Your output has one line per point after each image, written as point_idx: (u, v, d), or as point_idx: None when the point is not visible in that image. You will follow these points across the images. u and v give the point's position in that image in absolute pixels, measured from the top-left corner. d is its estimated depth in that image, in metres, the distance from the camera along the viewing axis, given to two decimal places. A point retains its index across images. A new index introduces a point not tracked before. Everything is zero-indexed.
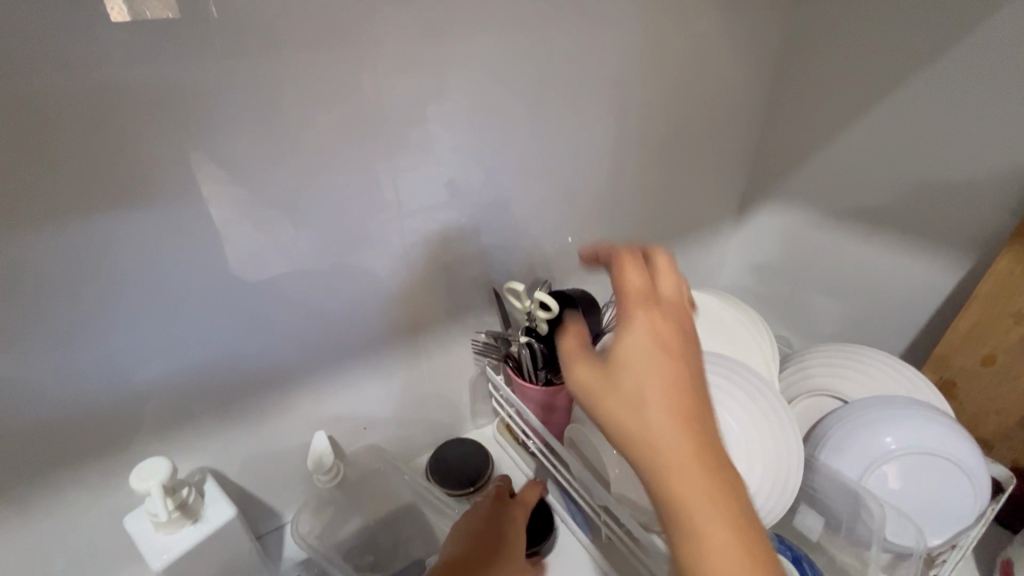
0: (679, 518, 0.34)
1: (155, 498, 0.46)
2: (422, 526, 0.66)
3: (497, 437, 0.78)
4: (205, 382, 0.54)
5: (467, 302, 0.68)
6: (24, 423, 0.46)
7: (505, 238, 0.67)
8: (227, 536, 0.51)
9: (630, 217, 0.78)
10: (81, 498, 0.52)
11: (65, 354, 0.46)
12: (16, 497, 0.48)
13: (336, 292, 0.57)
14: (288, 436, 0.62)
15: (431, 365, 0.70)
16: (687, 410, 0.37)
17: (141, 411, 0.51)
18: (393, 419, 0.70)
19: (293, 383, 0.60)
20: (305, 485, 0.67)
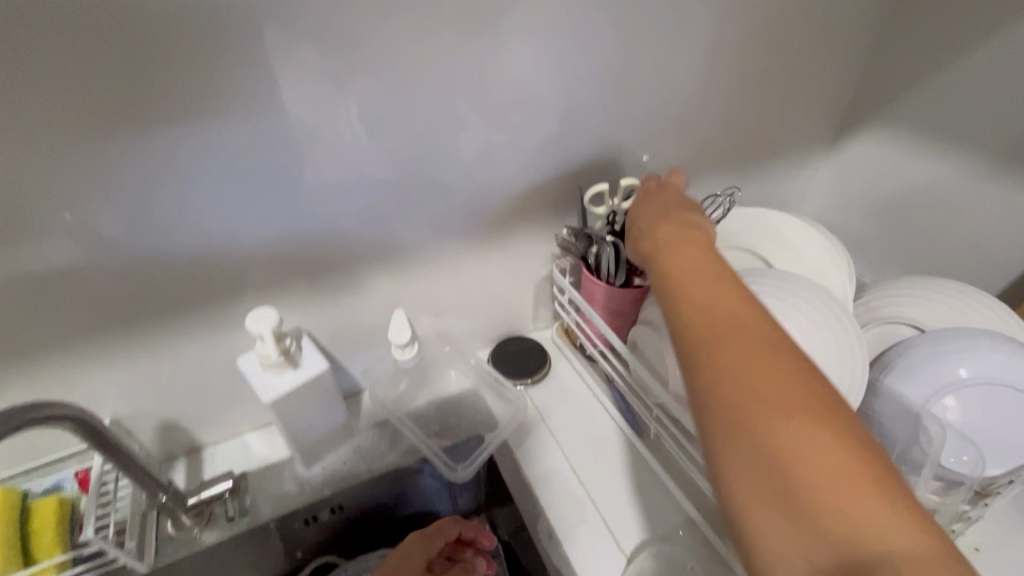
0: (681, 293, 0.42)
1: (265, 341, 0.52)
2: (483, 408, 0.73)
3: (555, 341, 0.81)
4: (303, 252, 0.59)
5: (541, 203, 0.69)
6: (161, 268, 0.53)
7: (589, 142, 0.66)
8: (319, 386, 0.58)
9: (719, 135, 0.75)
10: (203, 336, 0.60)
11: (187, 213, 0.51)
12: (154, 328, 0.57)
13: (420, 178, 0.60)
14: (370, 309, 0.68)
15: (502, 261, 0.73)
16: (696, 245, 0.46)
17: (249, 269, 0.58)
18: (463, 310, 0.75)
19: (378, 261, 0.64)
20: (384, 358, 0.73)
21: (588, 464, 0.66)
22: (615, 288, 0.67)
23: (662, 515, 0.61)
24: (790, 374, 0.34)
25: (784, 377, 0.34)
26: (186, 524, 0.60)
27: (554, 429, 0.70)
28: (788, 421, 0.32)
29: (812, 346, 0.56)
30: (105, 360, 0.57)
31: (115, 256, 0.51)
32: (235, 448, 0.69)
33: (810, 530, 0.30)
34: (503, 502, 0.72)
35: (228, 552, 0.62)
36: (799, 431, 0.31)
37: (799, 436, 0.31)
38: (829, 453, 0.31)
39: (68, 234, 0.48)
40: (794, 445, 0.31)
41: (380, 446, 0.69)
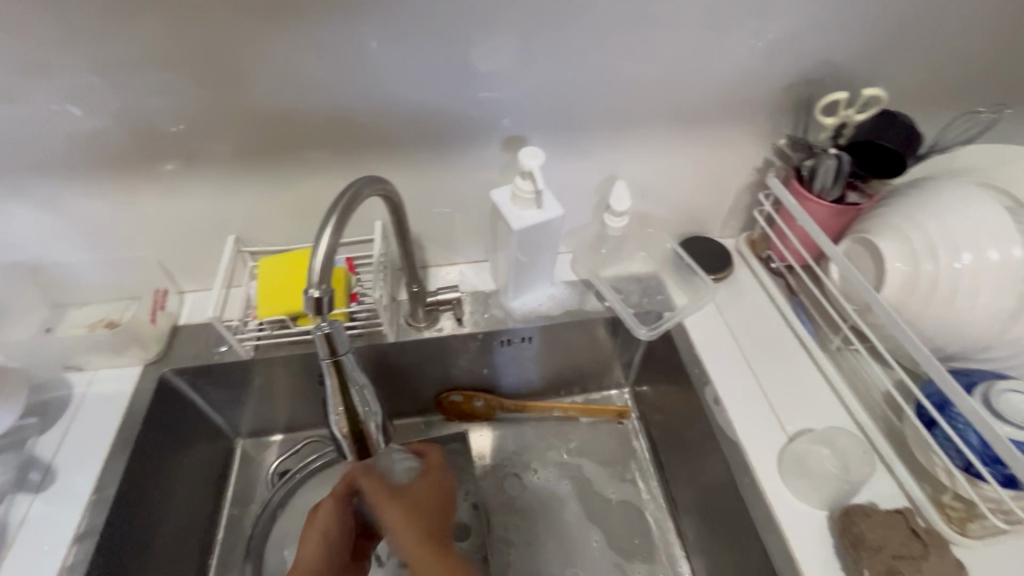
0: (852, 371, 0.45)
1: (528, 174, 0.63)
2: (663, 290, 0.79)
3: (739, 250, 0.84)
4: (557, 117, 0.68)
5: (778, 110, 0.70)
6: (456, 106, 0.65)
7: (849, 52, 0.65)
8: (549, 229, 0.68)
9: (993, 68, 0.68)
10: (457, 171, 0.73)
11: (487, 57, 0.61)
12: (429, 153, 0.70)
13: (677, 63, 0.64)
14: (588, 180, 0.76)
15: (716, 161, 0.76)
16: None
17: (511, 119, 0.68)
18: (662, 200, 0.80)
19: (610, 136, 0.71)
20: (584, 228, 0.82)
21: (757, 357, 0.71)
22: (827, 207, 0.67)
23: (829, 412, 0.65)
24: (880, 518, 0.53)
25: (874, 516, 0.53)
26: (420, 317, 0.76)
27: (729, 322, 0.75)
28: (876, 528, 0.52)
29: None
30: (392, 171, 0.71)
31: (427, 82, 0.63)
32: (455, 274, 0.84)
33: (898, 528, 0.52)
34: (661, 375, 0.81)
35: (442, 347, 0.78)
36: (880, 525, 0.52)
37: (885, 531, 0.52)
38: (892, 522, 0.52)
39: (403, 56, 0.60)
40: (898, 533, 0.51)
41: (571, 299, 0.80)
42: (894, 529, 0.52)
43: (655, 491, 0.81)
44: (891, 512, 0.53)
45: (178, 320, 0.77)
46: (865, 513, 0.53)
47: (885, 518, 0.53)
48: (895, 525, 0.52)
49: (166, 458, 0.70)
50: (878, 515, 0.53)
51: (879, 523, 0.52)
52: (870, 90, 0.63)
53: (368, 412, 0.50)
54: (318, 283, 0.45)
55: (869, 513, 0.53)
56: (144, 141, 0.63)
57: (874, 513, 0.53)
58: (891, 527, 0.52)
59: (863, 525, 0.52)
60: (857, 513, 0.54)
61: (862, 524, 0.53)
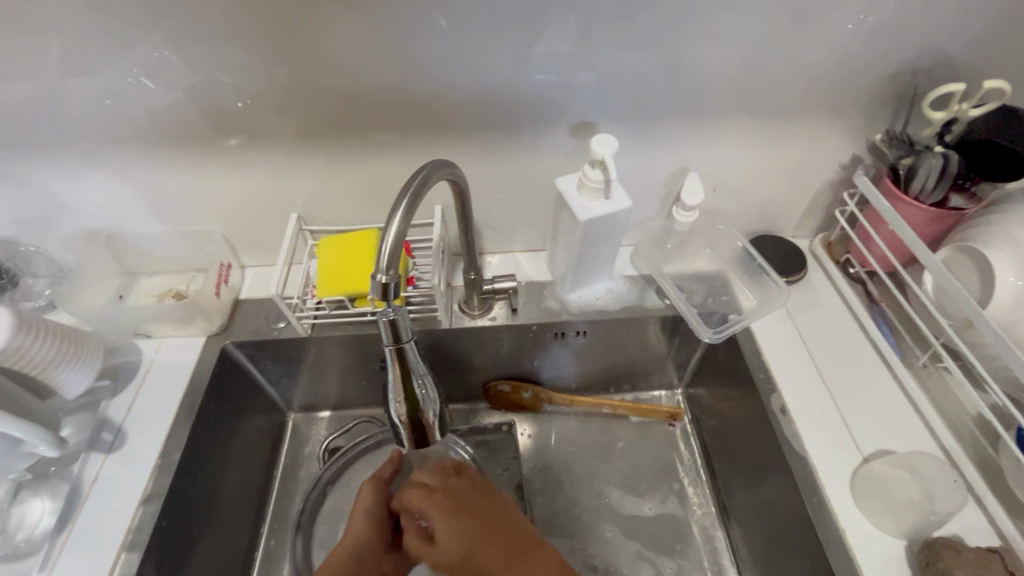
0: None
1: (598, 163, 0.60)
2: (729, 290, 0.75)
3: (814, 251, 0.79)
4: (631, 103, 0.64)
5: (875, 103, 0.64)
6: (527, 90, 0.63)
7: (967, 40, 0.59)
8: (616, 221, 0.65)
9: None
10: (520, 157, 0.70)
11: (563, 38, 0.58)
12: (493, 138, 0.68)
13: (769, 49, 0.59)
14: (658, 172, 0.72)
15: (799, 156, 0.70)
16: None
17: (582, 104, 0.64)
18: (735, 195, 0.75)
19: (686, 125, 0.67)
20: (648, 221, 0.78)
21: (832, 368, 0.66)
22: (926, 210, 0.61)
23: (911, 434, 0.60)
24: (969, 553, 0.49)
25: (963, 551, 0.49)
26: (474, 305, 0.75)
27: (802, 329, 0.70)
28: (965, 565, 0.48)
29: None
30: (454, 155, 0.70)
31: (497, 65, 0.60)
32: (510, 262, 0.82)
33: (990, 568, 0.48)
34: (720, 379, 0.77)
35: (495, 337, 0.77)
36: (970, 562, 0.48)
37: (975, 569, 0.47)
38: (983, 560, 0.48)
39: (475, 36, 0.58)
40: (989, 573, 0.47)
41: (630, 295, 0.77)
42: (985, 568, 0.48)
43: (706, 499, 0.78)
44: (981, 550, 0.49)
45: (240, 293, 0.79)
46: (953, 547, 0.49)
47: (975, 556, 0.48)
48: (986, 563, 0.48)
49: (225, 428, 0.72)
50: (968, 551, 0.49)
51: (969, 559, 0.48)
52: (991, 82, 0.56)
53: (428, 402, 0.50)
54: (385, 269, 0.44)
55: (957, 547, 0.49)
56: (216, 117, 0.64)
57: (963, 548, 0.49)
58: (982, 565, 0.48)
59: (950, 560, 0.48)
60: (942, 546, 0.49)
61: (948, 558, 0.48)
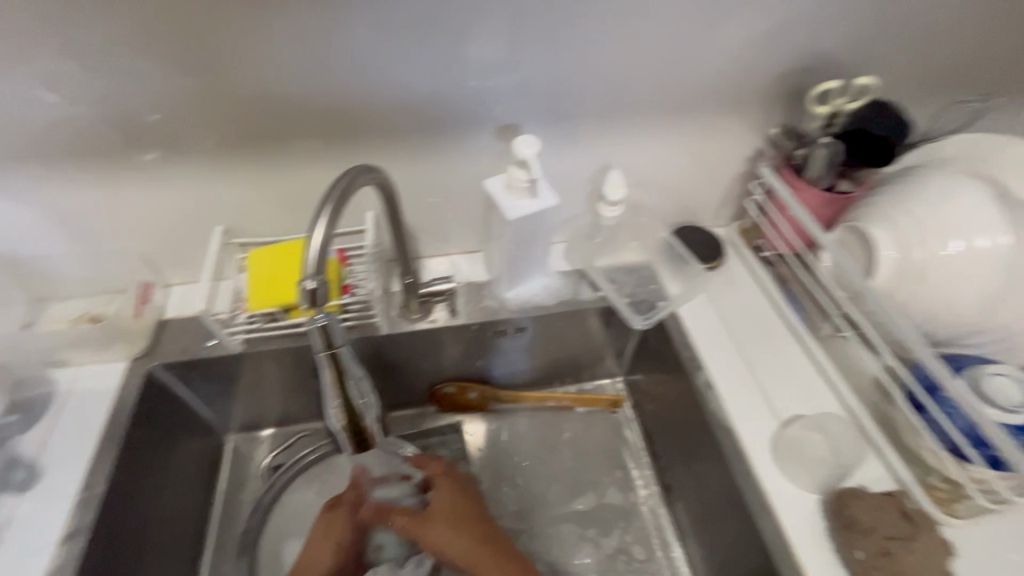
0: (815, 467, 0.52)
1: (522, 163, 0.62)
2: (657, 279, 0.80)
3: (732, 239, 0.84)
4: (552, 105, 0.67)
5: (771, 99, 0.70)
6: (449, 94, 0.64)
7: (843, 40, 0.65)
8: (545, 218, 0.67)
9: (985, 56, 0.69)
10: (449, 159, 0.71)
11: (480, 43, 0.60)
12: (421, 142, 0.69)
13: (672, 51, 0.64)
14: (582, 169, 0.75)
15: (710, 149, 0.76)
16: None
17: (504, 107, 0.66)
18: (656, 188, 0.80)
19: (605, 125, 0.70)
20: (578, 217, 0.82)
21: (751, 345, 0.72)
22: (819, 194, 0.67)
23: (821, 399, 0.66)
24: (870, 498, 0.54)
25: (865, 497, 0.54)
26: (413, 309, 0.76)
27: (723, 311, 0.75)
28: (866, 511, 0.53)
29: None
30: (382, 160, 0.70)
31: (419, 69, 0.61)
32: (447, 265, 0.83)
33: (887, 510, 0.53)
34: (654, 364, 0.81)
35: (436, 339, 0.78)
36: (870, 508, 0.53)
37: (874, 512, 0.53)
38: (882, 503, 0.54)
39: (395, 43, 0.59)
40: (885, 513, 0.53)
41: (565, 290, 0.80)
42: (885, 509, 0.53)
43: (650, 480, 0.82)
44: (880, 494, 0.55)
45: (165, 313, 0.75)
46: (856, 496, 0.54)
47: (874, 500, 0.54)
48: (885, 506, 0.53)
49: (156, 455, 0.68)
50: (871, 498, 0.54)
51: (870, 505, 0.53)
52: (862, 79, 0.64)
53: (367, 406, 0.50)
54: (314, 275, 0.45)
55: (860, 495, 0.54)
56: (128, 131, 0.61)
57: (864, 495, 0.54)
58: (881, 508, 0.53)
59: (854, 509, 0.54)
60: (848, 497, 0.55)
61: (853, 508, 0.54)
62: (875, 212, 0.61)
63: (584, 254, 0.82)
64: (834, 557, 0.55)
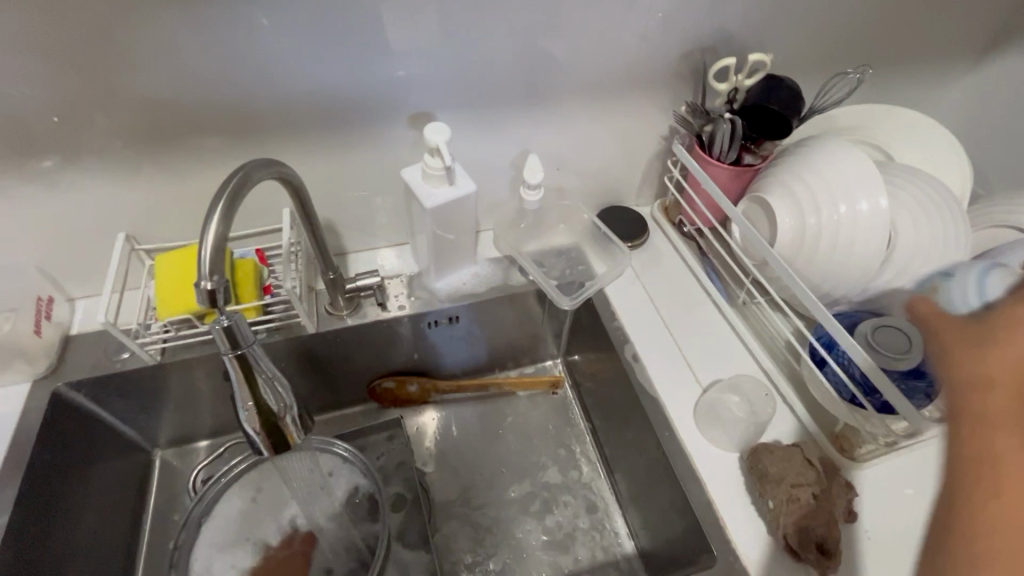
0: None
1: (435, 151, 0.62)
2: (584, 259, 0.81)
3: (655, 217, 0.87)
4: (465, 91, 0.67)
5: (679, 78, 0.73)
6: (357, 84, 0.63)
7: (740, 19, 0.68)
8: (466, 205, 0.67)
9: (867, 31, 0.73)
10: (365, 150, 0.70)
11: (383, 30, 0.59)
12: (333, 134, 0.67)
13: (579, 34, 0.64)
14: (503, 155, 0.76)
15: (626, 130, 0.77)
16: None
17: (417, 95, 0.66)
18: (579, 171, 0.81)
19: (521, 110, 0.71)
20: (504, 203, 0.82)
21: (674, 317, 0.75)
22: (726, 168, 0.70)
23: (739, 363, 0.69)
24: (782, 451, 0.58)
25: (777, 451, 0.58)
26: (340, 306, 0.74)
27: (647, 286, 0.78)
28: (774, 466, 0.56)
29: (904, 232, 0.62)
30: (295, 155, 0.68)
31: (322, 59, 0.60)
32: (376, 258, 0.82)
33: (796, 460, 0.57)
34: (587, 343, 0.83)
35: (368, 334, 0.76)
36: (780, 459, 0.57)
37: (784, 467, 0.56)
38: (792, 455, 0.57)
39: (293, 32, 0.57)
40: (794, 465, 0.56)
41: (495, 276, 0.81)
42: (794, 459, 0.57)
43: (591, 455, 0.85)
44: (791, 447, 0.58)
45: (70, 329, 0.71)
46: (768, 449, 0.58)
47: (784, 451, 0.58)
48: (793, 457, 0.57)
49: (70, 480, 0.65)
50: (783, 451, 0.58)
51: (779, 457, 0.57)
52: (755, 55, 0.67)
53: (283, 406, 0.49)
54: (210, 275, 0.43)
55: (773, 449, 0.58)
56: (5, 136, 0.57)
57: (776, 448, 0.58)
58: (791, 459, 0.57)
59: (764, 462, 0.57)
60: (763, 451, 0.58)
61: (763, 461, 0.57)
62: (776, 182, 0.65)
63: (513, 240, 0.83)
64: (752, 509, 0.58)
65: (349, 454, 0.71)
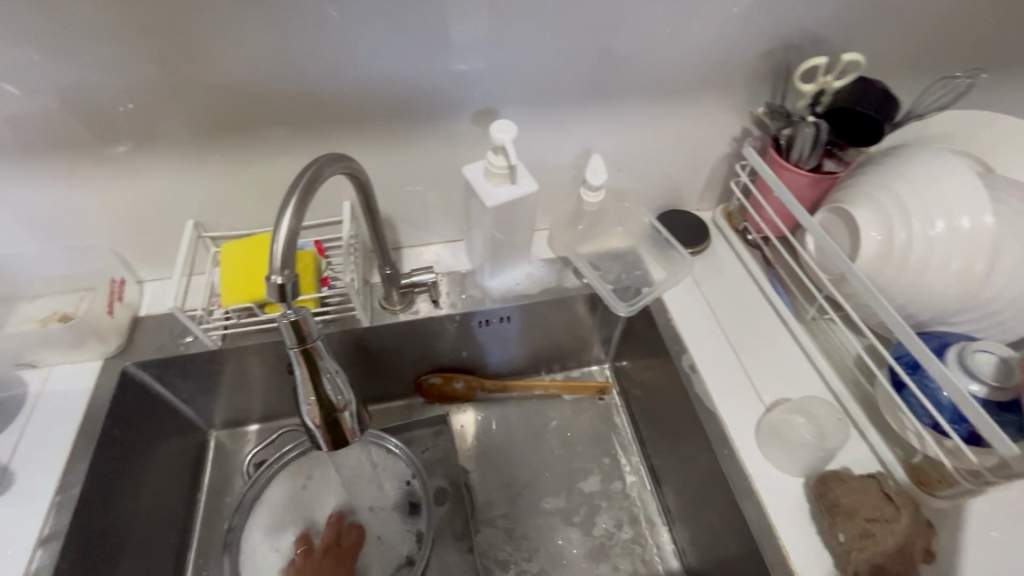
0: None
1: (500, 149, 0.61)
2: (641, 264, 0.79)
3: (717, 222, 0.84)
4: (532, 88, 0.65)
5: (755, 78, 0.69)
6: (424, 80, 0.62)
7: (827, 16, 0.64)
8: (527, 205, 0.66)
9: (968, 32, 0.67)
10: (427, 146, 0.69)
11: (454, 25, 0.58)
12: (397, 129, 0.67)
13: (654, 30, 0.62)
14: (564, 154, 0.74)
15: (694, 131, 0.74)
16: None
17: (483, 92, 0.64)
18: (640, 172, 0.78)
19: (586, 108, 0.69)
20: (561, 203, 0.80)
21: (737, 329, 0.71)
22: (806, 175, 0.66)
23: (807, 382, 0.66)
24: (854, 480, 0.55)
25: (849, 480, 0.55)
26: (394, 301, 0.74)
27: (708, 295, 0.75)
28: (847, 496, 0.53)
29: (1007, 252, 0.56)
30: (358, 148, 0.68)
31: (392, 54, 0.59)
32: (429, 254, 0.81)
33: (871, 492, 0.54)
34: (639, 350, 0.81)
35: (419, 330, 0.76)
36: (852, 490, 0.54)
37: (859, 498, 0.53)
38: (866, 487, 0.54)
39: (366, 26, 0.57)
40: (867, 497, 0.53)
41: (549, 277, 0.79)
42: (868, 490, 0.54)
43: (637, 465, 0.82)
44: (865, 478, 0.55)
45: (139, 310, 0.74)
46: (840, 477, 0.55)
47: (858, 482, 0.55)
48: (867, 488, 0.54)
49: (134, 455, 0.67)
50: (856, 482, 0.55)
51: (852, 487, 0.54)
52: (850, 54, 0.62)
53: (343, 400, 0.49)
54: (280, 269, 0.43)
55: (845, 478, 0.55)
56: (91, 122, 0.59)
57: (848, 477, 0.55)
58: (864, 489, 0.54)
59: (834, 490, 0.54)
60: (834, 479, 0.55)
61: (833, 489, 0.54)
62: (860, 192, 0.61)
63: (568, 241, 0.81)
64: (817, 540, 0.55)
65: (399, 449, 0.75)
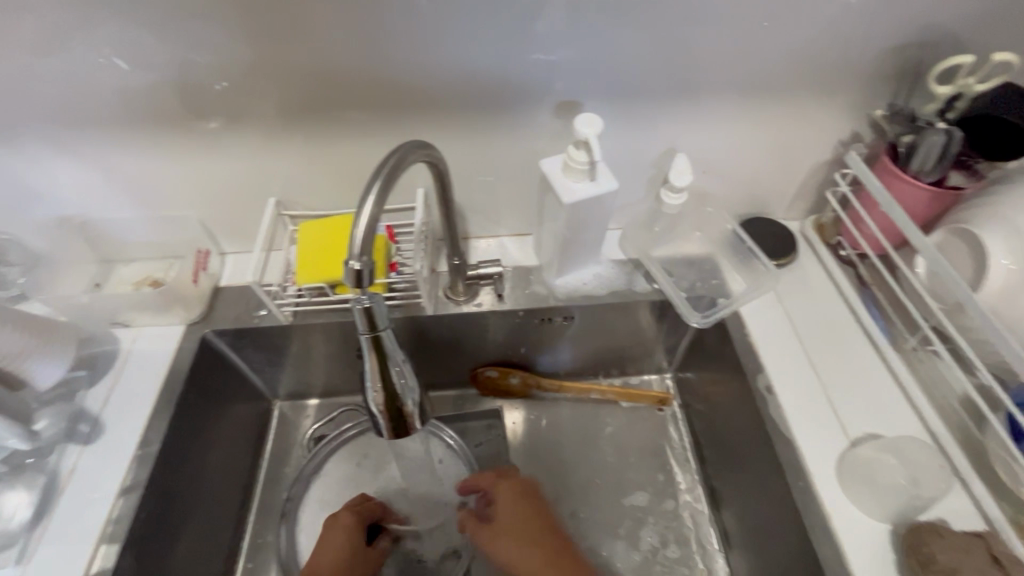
0: None
1: (583, 143, 0.58)
2: (718, 273, 0.74)
3: (806, 234, 0.77)
4: (620, 81, 0.62)
5: (870, 79, 0.62)
6: (510, 70, 0.61)
7: (967, 12, 0.56)
8: (604, 203, 0.63)
9: None
10: (504, 137, 0.68)
11: (546, 14, 0.56)
12: (476, 119, 0.66)
13: (762, 23, 0.57)
14: (646, 152, 0.70)
15: (792, 134, 0.68)
16: None
17: (568, 83, 0.62)
18: (726, 175, 0.73)
19: (676, 104, 0.65)
20: (637, 202, 0.77)
21: (821, 352, 0.66)
22: (926, 189, 0.60)
23: (899, 418, 0.59)
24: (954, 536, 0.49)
25: (948, 535, 0.49)
26: (459, 291, 0.74)
27: (790, 312, 0.69)
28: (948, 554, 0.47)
29: None
30: (436, 136, 0.68)
31: (480, 41, 0.58)
32: (496, 246, 0.80)
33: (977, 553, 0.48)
34: (707, 364, 0.76)
35: (481, 322, 0.76)
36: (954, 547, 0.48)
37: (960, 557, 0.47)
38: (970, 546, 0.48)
39: (457, 13, 0.55)
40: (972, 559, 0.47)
41: (618, 280, 0.76)
42: (972, 550, 0.48)
43: (693, 483, 0.78)
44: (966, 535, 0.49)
45: (219, 280, 0.77)
46: (937, 531, 0.50)
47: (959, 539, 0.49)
48: (971, 547, 0.48)
49: (207, 417, 0.71)
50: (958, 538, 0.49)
51: (952, 542, 0.48)
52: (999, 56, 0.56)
53: (407, 390, 0.48)
54: (359, 255, 0.43)
55: (942, 531, 0.49)
56: (191, 98, 0.62)
57: (948, 532, 0.49)
58: (967, 548, 0.48)
59: (931, 544, 0.49)
60: (929, 532, 0.50)
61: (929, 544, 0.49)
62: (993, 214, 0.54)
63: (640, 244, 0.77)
64: None
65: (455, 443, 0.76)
